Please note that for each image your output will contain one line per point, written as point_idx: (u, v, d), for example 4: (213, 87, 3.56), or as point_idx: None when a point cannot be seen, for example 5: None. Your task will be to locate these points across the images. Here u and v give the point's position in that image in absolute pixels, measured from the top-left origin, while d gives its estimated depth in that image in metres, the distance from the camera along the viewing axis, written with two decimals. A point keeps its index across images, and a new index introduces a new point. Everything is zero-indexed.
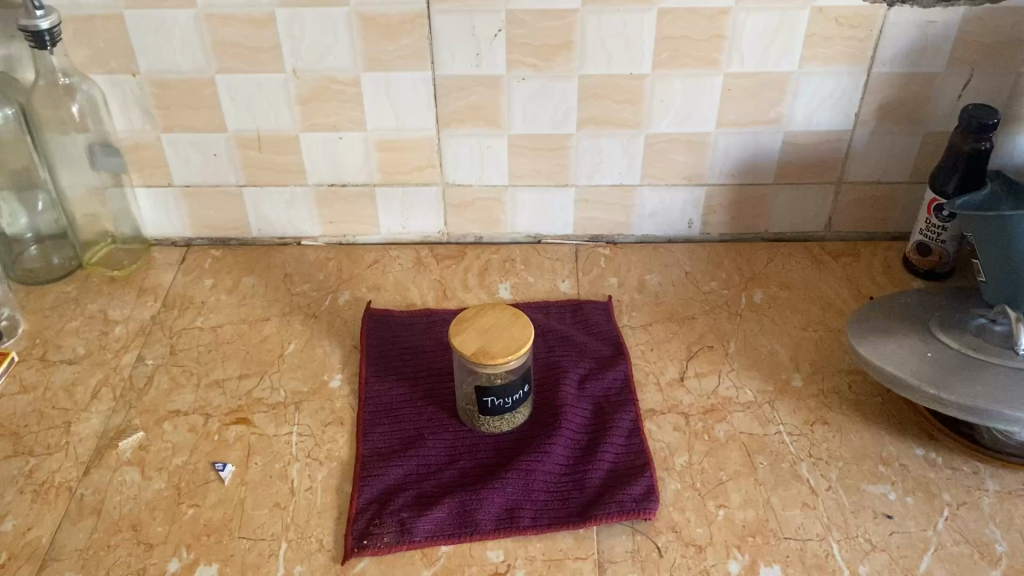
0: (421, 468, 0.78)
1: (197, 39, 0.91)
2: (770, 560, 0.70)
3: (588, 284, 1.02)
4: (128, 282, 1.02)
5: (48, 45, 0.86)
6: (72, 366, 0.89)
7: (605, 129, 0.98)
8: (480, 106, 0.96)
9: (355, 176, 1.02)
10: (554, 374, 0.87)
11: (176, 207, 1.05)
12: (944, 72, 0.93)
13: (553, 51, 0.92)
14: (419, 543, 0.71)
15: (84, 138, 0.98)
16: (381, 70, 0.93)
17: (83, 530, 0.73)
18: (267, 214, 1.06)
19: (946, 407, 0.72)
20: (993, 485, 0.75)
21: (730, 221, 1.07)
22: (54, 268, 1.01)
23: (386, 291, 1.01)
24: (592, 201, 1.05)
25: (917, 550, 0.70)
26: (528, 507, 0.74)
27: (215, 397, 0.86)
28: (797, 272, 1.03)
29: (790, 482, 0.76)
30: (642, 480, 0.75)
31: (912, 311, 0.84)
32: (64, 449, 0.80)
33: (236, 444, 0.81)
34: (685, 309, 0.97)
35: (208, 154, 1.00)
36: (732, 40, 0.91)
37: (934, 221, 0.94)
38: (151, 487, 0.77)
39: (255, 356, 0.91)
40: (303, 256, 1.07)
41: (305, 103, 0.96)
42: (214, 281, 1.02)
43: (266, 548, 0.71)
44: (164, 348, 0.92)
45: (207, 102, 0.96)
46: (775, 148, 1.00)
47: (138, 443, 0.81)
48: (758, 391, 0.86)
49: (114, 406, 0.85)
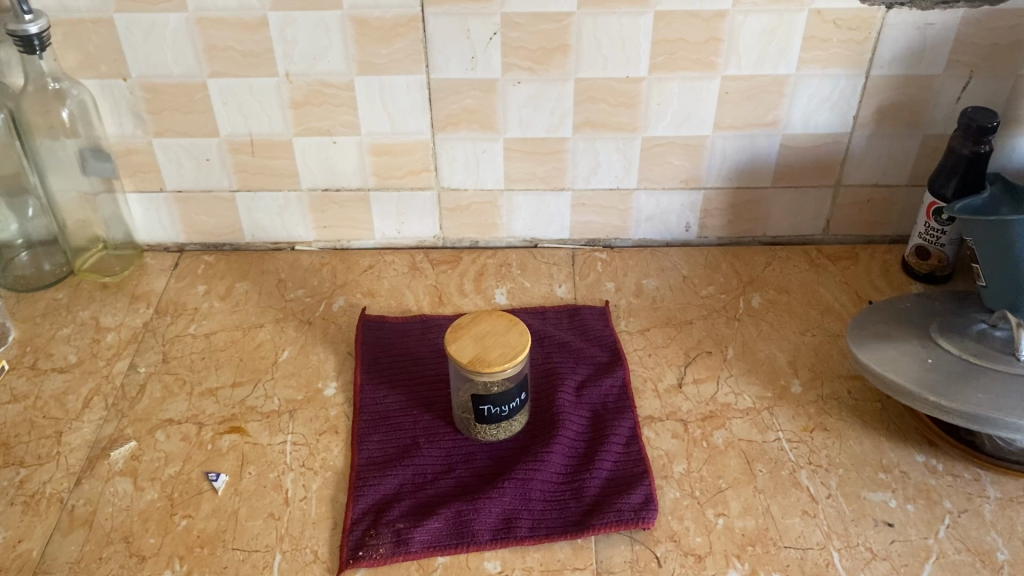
0: (416, 477, 0.77)
1: (188, 42, 0.90)
2: (770, 569, 0.69)
3: (585, 289, 1.01)
4: (120, 288, 1.01)
5: (37, 49, 0.84)
6: (63, 375, 0.88)
7: (602, 133, 0.97)
8: (476, 110, 0.95)
9: (349, 180, 1.01)
10: (551, 380, 0.86)
11: (169, 212, 1.04)
12: (943, 74, 0.93)
13: (549, 53, 0.91)
14: (415, 554, 0.70)
15: (74, 143, 0.97)
16: (374, 74, 0.92)
17: (74, 542, 0.72)
18: (260, 219, 1.05)
19: (947, 414, 0.71)
20: (995, 492, 0.75)
21: (727, 225, 1.06)
22: (45, 275, 1.00)
23: (381, 297, 1.00)
24: (589, 205, 1.04)
25: (918, 559, 0.69)
26: (526, 516, 0.73)
27: (209, 406, 0.85)
28: (795, 276, 1.02)
29: (789, 490, 0.75)
30: (641, 488, 0.74)
31: (912, 316, 0.84)
32: (55, 459, 0.79)
33: (230, 453, 0.80)
34: (682, 314, 0.96)
35: (200, 159, 0.99)
36: (730, 43, 0.90)
37: (933, 224, 0.93)
38: (143, 497, 0.76)
39: (249, 363, 0.90)
40: (297, 261, 1.06)
41: (298, 107, 0.95)
42: (206, 287, 1.01)
43: (260, 560, 0.70)
44: (157, 355, 0.91)
45: (199, 106, 0.95)
46: (772, 152, 0.99)
47: (130, 453, 0.80)
48: (757, 397, 0.85)
49: (106, 415, 0.84)
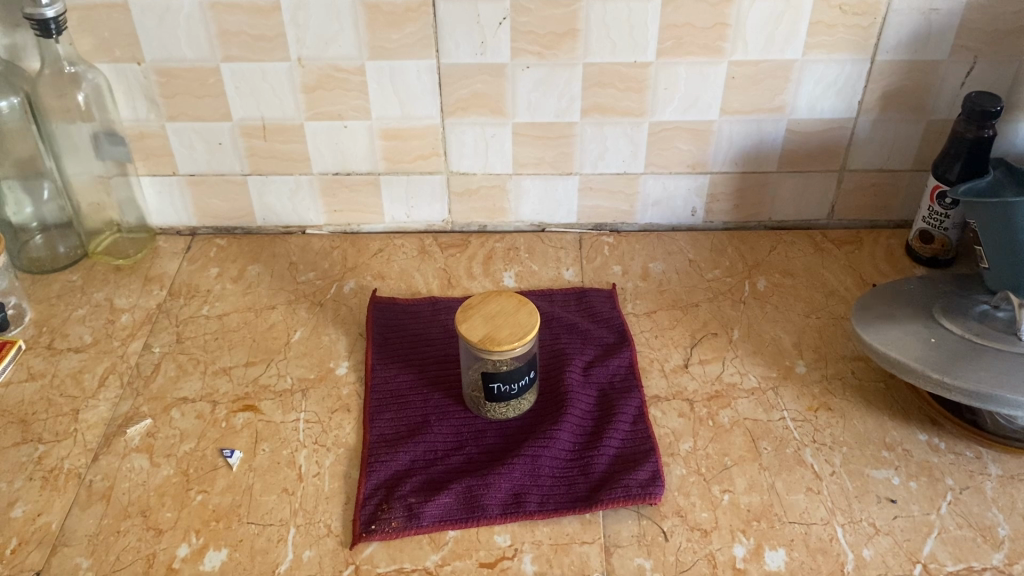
0: (428, 454, 0.78)
1: (202, 27, 0.91)
2: (774, 544, 0.70)
3: (592, 272, 1.02)
4: (133, 271, 1.02)
5: (54, 33, 0.85)
6: (79, 355, 0.90)
7: (609, 117, 0.98)
8: (485, 94, 0.96)
9: (358, 164, 1.02)
10: (559, 361, 0.87)
11: (181, 196, 1.06)
12: (947, 60, 0.94)
13: (558, 38, 0.92)
14: (427, 527, 0.71)
15: (89, 127, 0.98)
16: (385, 58, 0.93)
17: (93, 516, 0.73)
18: (272, 202, 1.06)
19: (950, 391, 0.73)
20: (996, 469, 0.76)
21: (733, 209, 1.07)
22: (59, 258, 1.02)
23: (391, 280, 1.01)
24: (595, 189, 1.05)
25: (920, 534, 0.70)
26: (535, 492, 0.74)
27: (223, 384, 0.86)
28: (800, 260, 1.03)
29: (794, 467, 0.77)
30: (648, 465, 0.75)
31: (916, 297, 0.85)
32: (72, 436, 0.81)
33: (244, 430, 0.81)
34: (688, 297, 0.98)
35: (212, 143, 1.00)
36: (737, 28, 0.91)
37: (937, 208, 0.94)
38: (159, 473, 0.77)
39: (262, 343, 0.92)
40: (308, 244, 1.07)
41: (310, 91, 0.96)
42: (219, 270, 1.03)
43: (275, 534, 0.72)
44: (171, 335, 0.93)
45: (212, 90, 0.96)
46: (778, 137, 1.00)
47: (146, 430, 0.81)
48: (761, 377, 0.86)
49: (121, 393, 0.85)
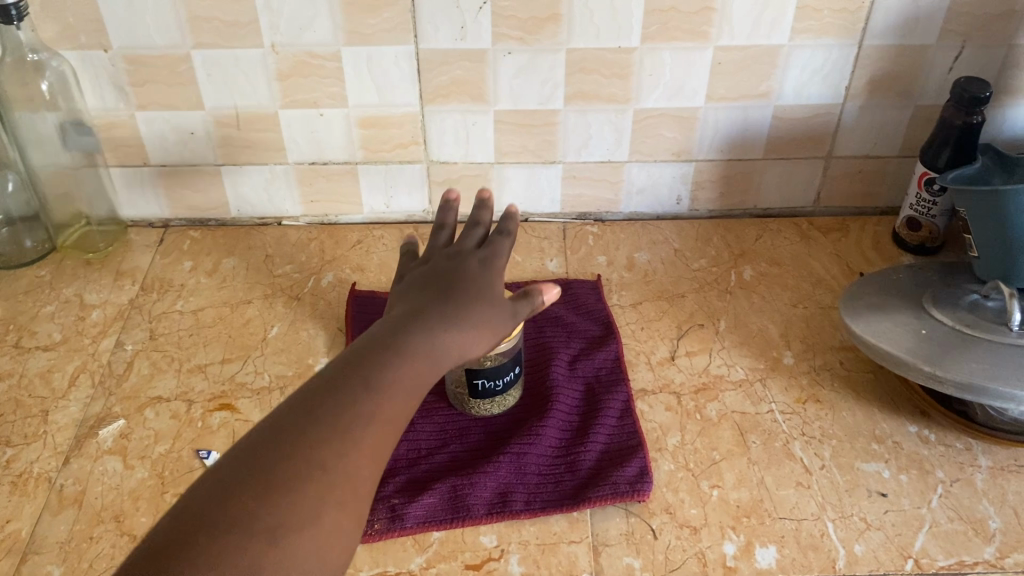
0: (411, 453, 0.76)
1: (170, 13, 0.87)
2: (765, 540, 0.69)
3: (577, 263, 1.00)
4: (104, 265, 0.99)
5: (14, 19, 0.81)
6: (48, 353, 0.87)
7: (592, 104, 0.96)
8: (465, 81, 0.93)
9: (335, 153, 1.00)
10: (544, 356, 0.86)
11: (153, 187, 1.02)
12: (935, 44, 0.92)
13: (541, 24, 0.89)
14: (411, 529, 0.69)
15: (55, 117, 0.94)
16: (362, 44, 0.90)
17: (64, 522, 0.71)
18: (247, 193, 1.03)
19: (942, 384, 0.71)
20: (986, 461, 0.75)
21: (718, 197, 1.06)
22: (27, 252, 0.99)
23: (371, 272, 0.99)
24: (579, 177, 1.03)
25: (911, 529, 0.70)
26: (521, 490, 0.72)
27: (198, 383, 0.84)
28: (786, 248, 1.02)
29: (784, 461, 0.76)
30: (636, 461, 0.74)
31: (904, 287, 0.84)
32: (41, 439, 0.78)
33: (220, 430, 0.79)
34: (674, 288, 0.96)
35: (184, 132, 0.97)
36: (723, 13, 0.89)
37: (925, 195, 0.93)
38: (133, 476, 0.75)
39: (239, 339, 0.89)
40: (285, 236, 1.04)
41: (285, 79, 0.93)
42: (193, 263, 1.00)
43: None
44: (144, 332, 0.90)
45: (183, 78, 0.92)
46: (765, 123, 0.99)
47: (119, 432, 0.79)
48: (749, 369, 0.85)
49: (93, 393, 0.83)
